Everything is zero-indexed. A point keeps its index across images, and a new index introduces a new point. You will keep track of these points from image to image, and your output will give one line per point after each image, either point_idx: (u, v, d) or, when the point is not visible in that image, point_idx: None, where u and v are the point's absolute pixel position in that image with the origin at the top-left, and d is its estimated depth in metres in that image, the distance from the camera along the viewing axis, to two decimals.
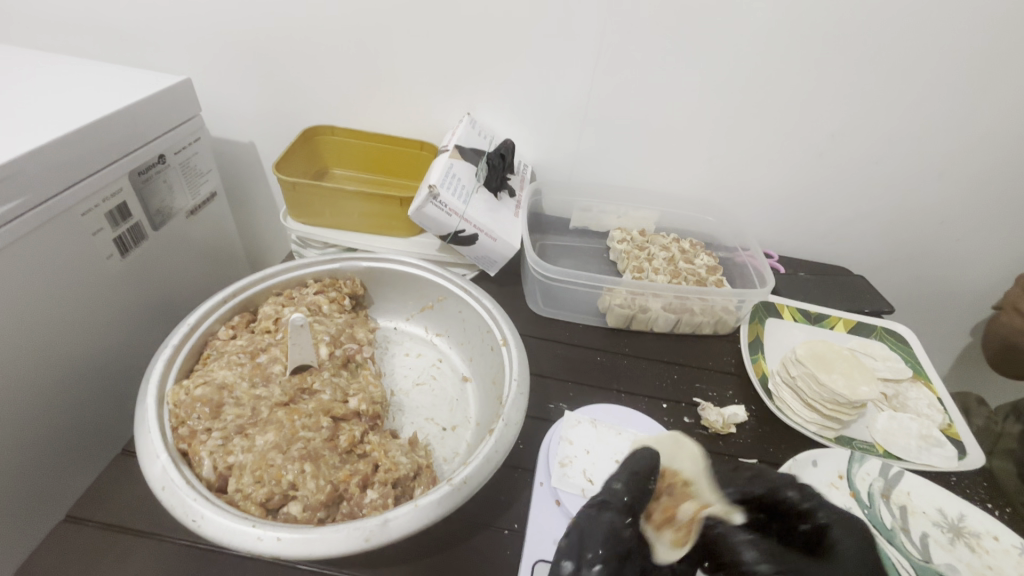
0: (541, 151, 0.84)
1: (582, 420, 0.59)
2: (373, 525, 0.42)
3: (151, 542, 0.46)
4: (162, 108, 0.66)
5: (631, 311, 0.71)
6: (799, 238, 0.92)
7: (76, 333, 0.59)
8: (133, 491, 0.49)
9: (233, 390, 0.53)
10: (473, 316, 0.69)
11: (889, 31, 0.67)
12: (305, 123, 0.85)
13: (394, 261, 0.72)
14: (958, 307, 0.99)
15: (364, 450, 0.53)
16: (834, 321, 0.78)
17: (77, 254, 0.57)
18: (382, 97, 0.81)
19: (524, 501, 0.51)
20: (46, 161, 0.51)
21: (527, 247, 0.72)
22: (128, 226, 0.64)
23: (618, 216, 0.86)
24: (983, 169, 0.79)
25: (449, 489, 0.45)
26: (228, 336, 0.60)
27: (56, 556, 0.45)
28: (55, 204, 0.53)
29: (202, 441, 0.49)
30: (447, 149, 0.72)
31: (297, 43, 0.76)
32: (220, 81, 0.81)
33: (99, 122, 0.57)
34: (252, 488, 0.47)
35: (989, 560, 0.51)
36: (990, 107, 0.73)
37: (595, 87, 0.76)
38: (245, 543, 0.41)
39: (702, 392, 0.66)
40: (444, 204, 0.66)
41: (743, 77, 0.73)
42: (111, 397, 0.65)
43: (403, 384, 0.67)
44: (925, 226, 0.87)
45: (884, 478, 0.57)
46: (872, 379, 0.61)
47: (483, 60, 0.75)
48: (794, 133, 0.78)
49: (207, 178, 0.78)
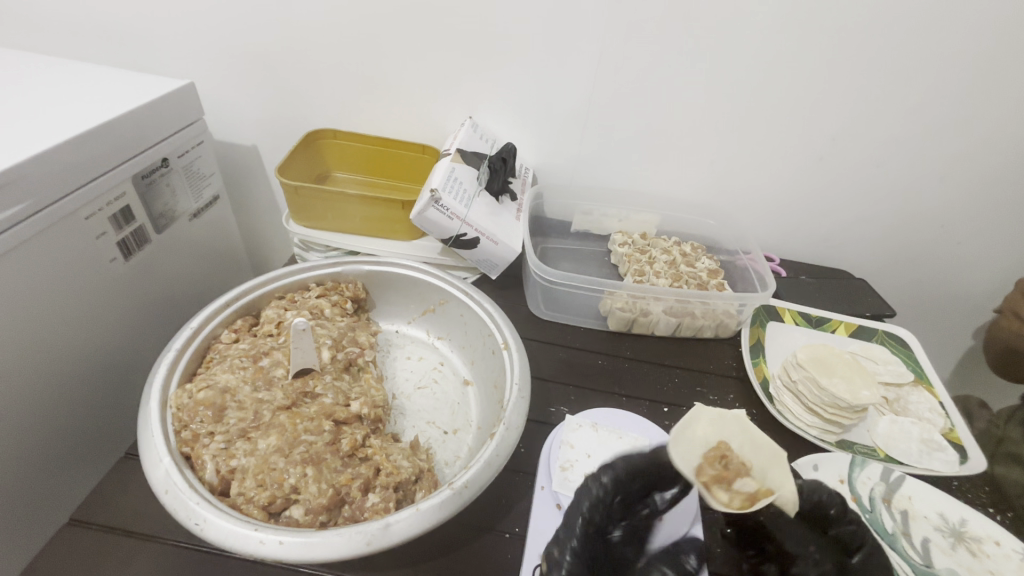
0: (542, 155, 0.85)
1: (583, 424, 0.58)
2: (375, 529, 0.42)
3: (154, 546, 0.46)
4: (166, 112, 0.66)
5: (632, 315, 0.71)
6: (799, 242, 0.92)
7: (80, 336, 0.59)
8: (136, 494, 0.50)
9: (235, 394, 0.54)
10: (474, 319, 0.69)
11: (890, 35, 0.68)
12: (308, 127, 0.85)
13: (396, 265, 0.72)
14: (960, 311, 0.98)
15: (366, 454, 0.53)
16: (835, 325, 0.78)
17: (81, 258, 0.57)
18: (384, 102, 0.81)
19: (525, 505, 0.52)
20: (51, 165, 0.52)
21: (528, 251, 0.72)
22: (131, 230, 0.64)
23: (619, 220, 0.86)
24: (985, 173, 0.79)
25: (450, 493, 0.45)
26: (231, 340, 0.60)
27: (60, 559, 0.45)
28: (59, 209, 0.53)
29: (205, 445, 0.49)
30: (448, 154, 0.72)
31: (300, 47, 0.76)
32: (223, 85, 0.81)
33: (102, 126, 0.57)
34: (254, 492, 0.47)
35: (990, 565, 0.51)
36: (990, 111, 0.73)
37: (595, 92, 0.76)
38: (248, 547, 0.41)
39: (703, 396, 0.66)
40: (445, 208, 0.66)
41: (744, 81, 0.73)
42: (114, 400, 0.66)
43: (404, 387, 0.67)
44: (926, 230, 0.87)
45: (886, 483, 0.57)
46: (873, 383, 0.61)
47: (485, 64, 0.75)
48: (795, 136, 0.78)
49: (210, 182, 0.79)
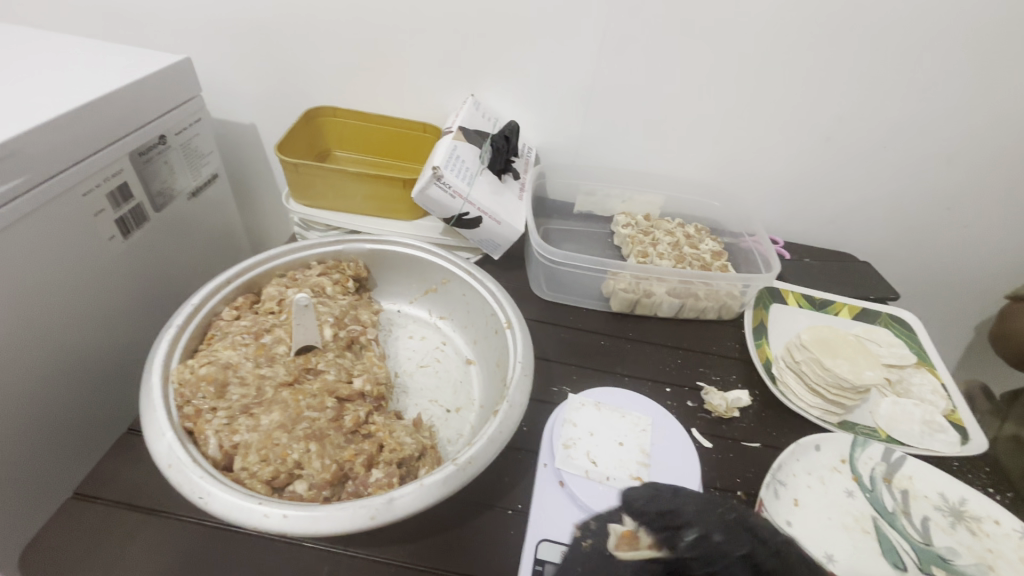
0: (545, 134, 0.83)
1: (585, 403, 0.59)
2: (379, 504, 0.42)
3: (157, 520, 0.46)
4: (158, 89, 0.64)
5: (635, 296, 0.70)
6: (806, 223, 0.90)
7: (78, 315, 0.58)
8: (141, 469, 0.50)
9: (237, 369, 0.54)
10: (477, 299, 0.69)
11: (904, 12, 0.66)
12: (306, 104, 0.83)
13: (398, 244, 0.71)
14: (965, 293, 0.98)
15: (369, 431, 0.53)
16: (839, 307, 0.77)
17: (78, 235, 0.57)
18: (384, 78, 0.79)
19: (529, 482, 0.52)
20: (42, 141, 0.50)
21: (532, 230, 0.71)
22: (129, 208, 0.63)
23: (623, 200, 0.85)
24: (995, 155, 0.78)
25: (454, 469, 0.45)
26: (232, 317, 0.60)
27: (66, 532, 0.45)
28: (54, 185, 0.52)
29: (207, 420, 0.49)
30: (451, 131, 0.71)
31: (298, 23, 0.74)
32: (220, 62, 0.80)
33: (95, 103, 0.55)
34: (257, 467, 0.47)
35: (989, 543, 0.51)
36: (998, 93, 0.72)
37: (598, 69, 0.74)
38: (251, 520, 0.41)
39: (705, 376, 0.66)
40: (448, 185, 0.65)
41: (754, 60, 0.71)
42: (117, 376, 0.66)
43: (407, 365, 0.67)
44: (933, 213, 0.86)
45: (887, 463, 0.57)
46: (877, 365, 0.62)
47: (487, 39, 0.74)
48: (804, 115, 0.77)
49: (208, 159, 0.77)
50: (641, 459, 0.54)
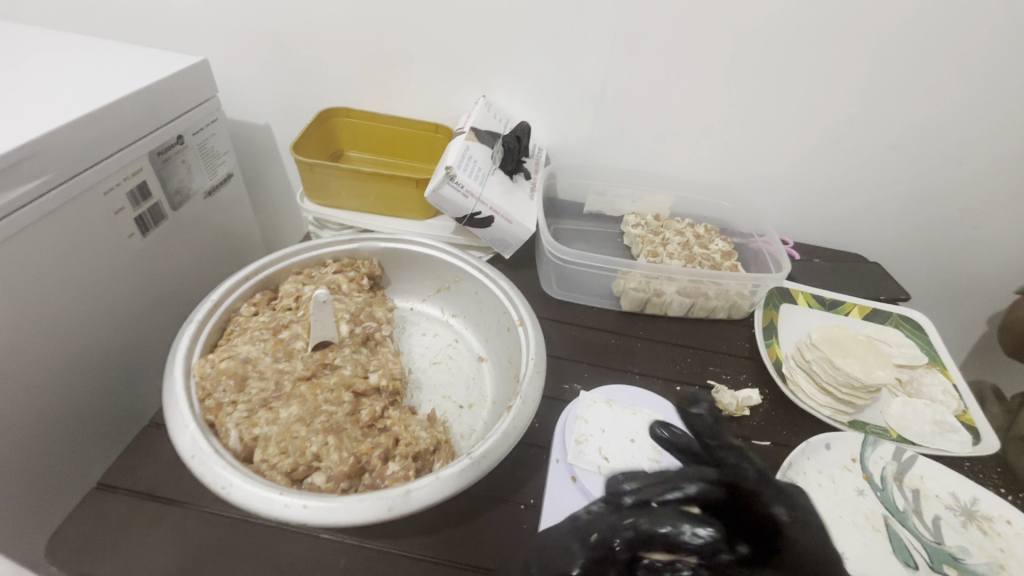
0: (554, 134, 0.84)
1: (597, 400, 0.59)
2: (396, 496, 0.43)
3: (179, 509, 0.48)
4: (176, 91, 0.65)
5: (645, 295, 0.71)
6: (816, 224, 0.91)
7: (99, 310, 0.60)
8: (162, 460, 0.51)
9: (256, 364, 0.55)
10: (489, 297, 0.70)
11: (913, 15, 0.66)
12: (320, 106, 0.85)
13: (411, 242, 0.72)
14: (976, 294, 0.97)
15: (385, 425, 0.54)
16: (849, 308, 0.78)
17: (99, 232, 0.58)
18: (397, 80, 0.81)
19: (541, 477, 0.52)
20: (65, 141, 0.52)
21: (543, 229, 0.72)
22: (148, 206, 0.65)
23: (632, 200, 0.85)
24: (1006, 157, 0.78)
25: (468, 462, 0.46)
26: (251, 313, 0.61)
27: (90, 519, 0.46)
28: (76, 184, 0.54)
29: (228, 413, 0.50)
30: (462, 132, 0.72)
31: (313, 27, 0.76)
32: (236, 65, 0.81)
33: (115, 105, 0.57)
34: (277, 459, 0.48)
35: (1001, 543, 0.51)
36: (1008, 95, 0.72)
37: (608, 71, 0.75)
38: (272, 510, 0.42)
39: (715, 374, 0.67)
40: (460, 185, 0.66)
41: (764, 62, 0.72)
42: (137, 371, 0.67)
43: (420, 362, 0.68)
44: (944, 214, 0.86)
45: (898, 462, 0.57)
46: (887, 364, 0.62)
47: (499, 43, 0.75)
48: (814, 116, 0.77)
49: (224, 159, 0.79)
50: (652, 456, 0.54)
